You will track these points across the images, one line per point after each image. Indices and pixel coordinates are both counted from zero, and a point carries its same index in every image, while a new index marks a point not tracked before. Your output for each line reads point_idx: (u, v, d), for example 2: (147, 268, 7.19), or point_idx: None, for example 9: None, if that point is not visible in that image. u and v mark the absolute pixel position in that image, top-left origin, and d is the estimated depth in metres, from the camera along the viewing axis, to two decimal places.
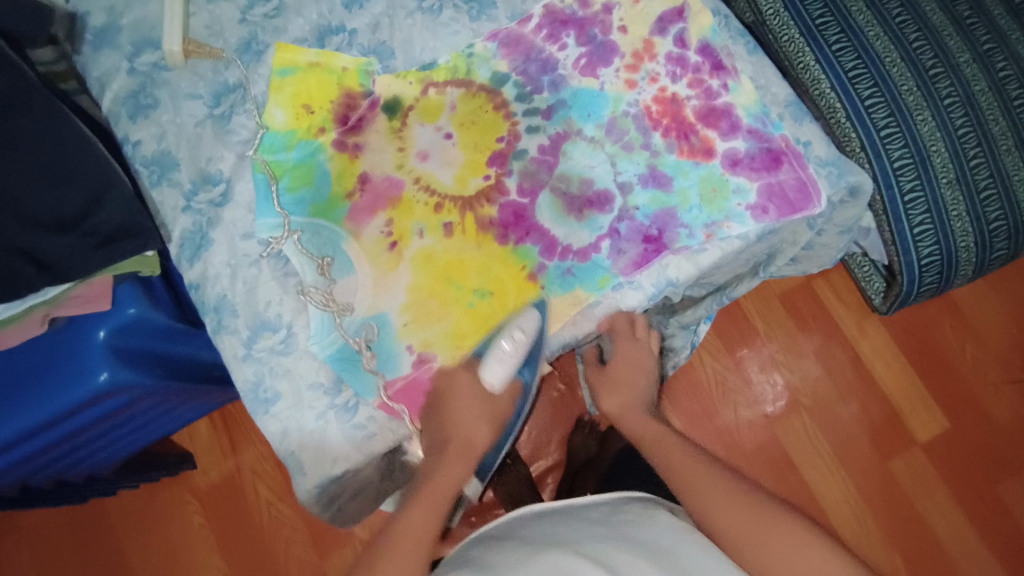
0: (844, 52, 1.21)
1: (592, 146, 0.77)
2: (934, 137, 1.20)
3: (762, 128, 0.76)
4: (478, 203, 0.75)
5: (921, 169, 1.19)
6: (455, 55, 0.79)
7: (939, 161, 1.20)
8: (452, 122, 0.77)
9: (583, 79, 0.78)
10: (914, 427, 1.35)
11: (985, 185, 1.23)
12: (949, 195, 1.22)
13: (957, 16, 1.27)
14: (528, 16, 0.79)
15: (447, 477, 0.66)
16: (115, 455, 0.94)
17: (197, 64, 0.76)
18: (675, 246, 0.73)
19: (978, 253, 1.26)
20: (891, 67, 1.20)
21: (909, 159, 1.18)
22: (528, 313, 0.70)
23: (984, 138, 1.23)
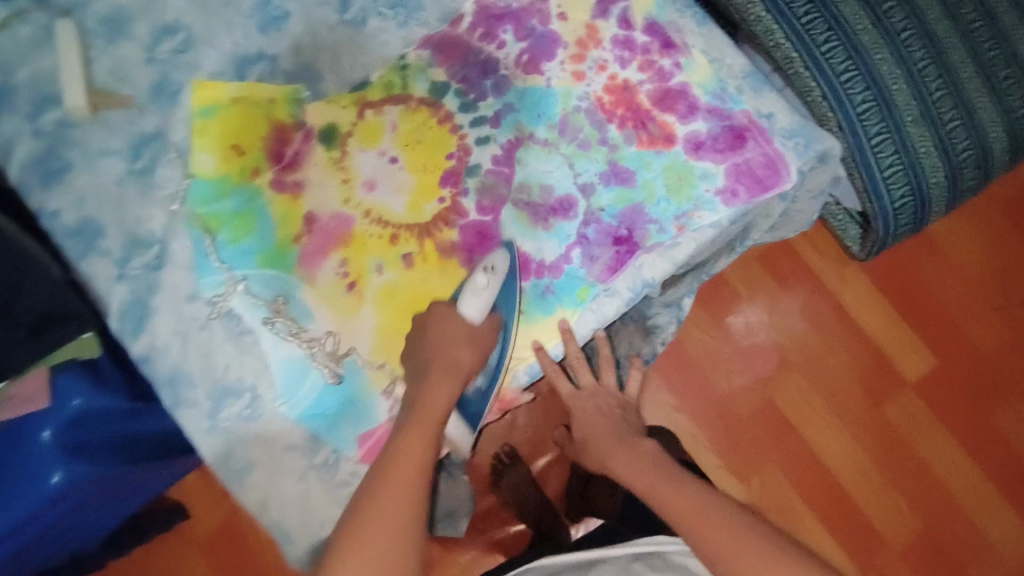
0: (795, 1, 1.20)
1: (547, 149, 0.72)
2: (894, 77, 1.20)
3: (721, 107, 0.72)
4: (437, 228, 0.70)
5: (883, 110, 1.19)
6: (388, 69, 0.73)
7: (901, 101, 1.20)
8: (396, 145, 0.71)
9: (528, 78, 0.73)
10: (902, 368, 1.36)
11: (947, 119, 1.23)
12: (914, 132, 1.21)
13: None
14: (459, 16, 0.74)
15: (437, 398, 0.62)
16: (96, 531, 0.89)
17: (107, 115, 0.70)
18: (646, 244, 0.69)
19: (948, 189, 1.26)
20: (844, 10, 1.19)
21: (871, 101, 1.18)
22: (498, 253, 0.68)
23: (942, 72, 1.22)
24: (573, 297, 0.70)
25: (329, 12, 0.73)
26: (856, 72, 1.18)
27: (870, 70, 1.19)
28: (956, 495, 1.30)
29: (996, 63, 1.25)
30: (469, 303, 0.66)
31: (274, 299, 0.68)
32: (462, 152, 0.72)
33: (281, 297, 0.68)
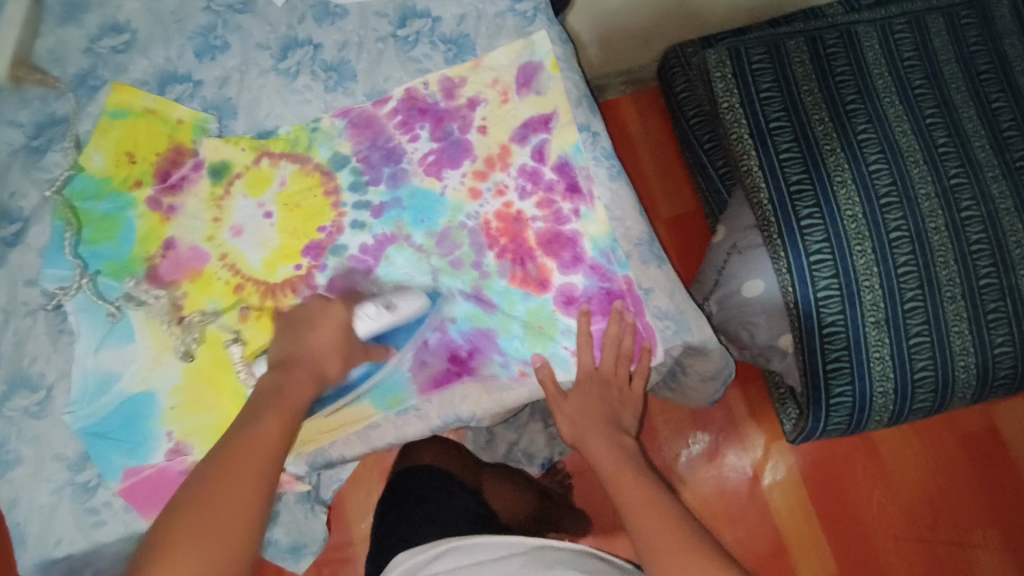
0: (792, 162, 1.11)
1: (418, 255, 0.74)
2: (868, 272, 1.07)
3: (605, 265, 0.72)
4: (282, 292, 0.72)
5: (845, 303, 1.07)
6: (298, 126, 0.74)
7: (868, 298, 1.07)
8: (276, 201, 0.73)
9: (426, 178, 0.74)
10: (798, 566, 1.28)
11: (917, 332, 1.08)
12: (875, 335, 1.08)
13: (928, 142, 1.11)
14: (385, 97, 0.75)
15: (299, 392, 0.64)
16: None
17: (28, 89, 0.72)
18: (483, 373, 0.70)
19: (897, 402, 1.13)
20: (838, 188, 1.09)
21: (834, 291, 1.07)
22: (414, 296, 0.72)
23: (928, 281, 1.08)
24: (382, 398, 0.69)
25: (266, 56, 0.74)
26: (829, 256, 1.07)
27: (844, 259, 1.07)
28: None
29: (1000, 290, 1.07)
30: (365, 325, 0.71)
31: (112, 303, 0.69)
32: (333, 229, 0.73)
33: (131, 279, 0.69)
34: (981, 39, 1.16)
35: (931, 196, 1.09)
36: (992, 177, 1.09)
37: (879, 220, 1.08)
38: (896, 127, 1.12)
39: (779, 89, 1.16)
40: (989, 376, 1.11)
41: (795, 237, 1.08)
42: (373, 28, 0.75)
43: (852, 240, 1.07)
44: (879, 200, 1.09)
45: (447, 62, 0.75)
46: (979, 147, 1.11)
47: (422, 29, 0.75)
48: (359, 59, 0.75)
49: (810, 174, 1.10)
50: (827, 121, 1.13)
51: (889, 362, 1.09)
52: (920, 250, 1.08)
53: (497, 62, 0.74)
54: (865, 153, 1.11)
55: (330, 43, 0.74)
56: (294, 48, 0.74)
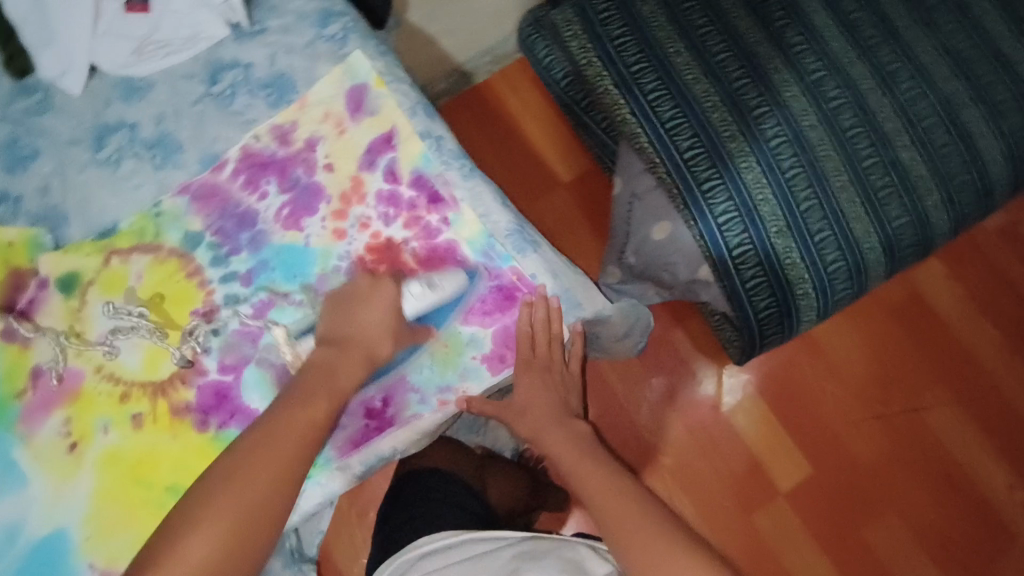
0: (661, 101, 1.12)
1: (300, 310, 0.70)
2: (759, 185, 1.08)
3: (490, 265, 0.71)
4: (172, 387, 0.67)
5: (746, 221, 1.08)
6: (140, 215, 0.69)
7: (766, 211, 1.08)
8: (138, 298, 0.68)
9: (287, 233, 0.71)
10: (776, 477, 1.30)
11: (820, 229, 1.10)
12: (784, 242, 1.09)
13: (784, 46, 1.13)
14: (222, 161, 0.71)
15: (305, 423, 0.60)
16: None
17: None
18: (404, 415, 0.69)
19: (820, 299, 1.15)
20: (711, 114, 1.10)
21: (733, 212, 1.08)
22: (455, 275, 0.69)
23: (817, 178, 1.10)
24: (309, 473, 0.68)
25: (81, 151, 0.70)
26: (719, 180, 1.08)
27: (734, 180, 1.08)
28: None
29: (883, 167, 1.11)
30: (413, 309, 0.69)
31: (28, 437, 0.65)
32: (202, 312, 0.69)
33: (109, 304, 0.67)
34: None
35: (798, 97, 1.11)
36: (848, 64, 1.13)
37: (757, 133, 1.10)
38: (750, 40, 1.14)
39: (632, 32, 1.16)
40: (897, 249, 1.15)
41: (682, 172, 1.09)
42: (184, 91, 0.71)
43: (737, 159, 1.09)
44: (752, 114, 1.10)
45: (271, 107, 0.72)
46: (831, 38, 1.14)
47: (236, 80, 0.72)
48: (181, 127, 0.71)
49: (681, 107, 1.11)
50: (684, 52, 1.14)
51: (803, 264, 1.11)
52: (802, 152, 1.10)
53: (322, 95, 0.72)
54: (728, 72, 1.12)
55: (145, 118, 0.70)
56: (110, 133, 0.70)
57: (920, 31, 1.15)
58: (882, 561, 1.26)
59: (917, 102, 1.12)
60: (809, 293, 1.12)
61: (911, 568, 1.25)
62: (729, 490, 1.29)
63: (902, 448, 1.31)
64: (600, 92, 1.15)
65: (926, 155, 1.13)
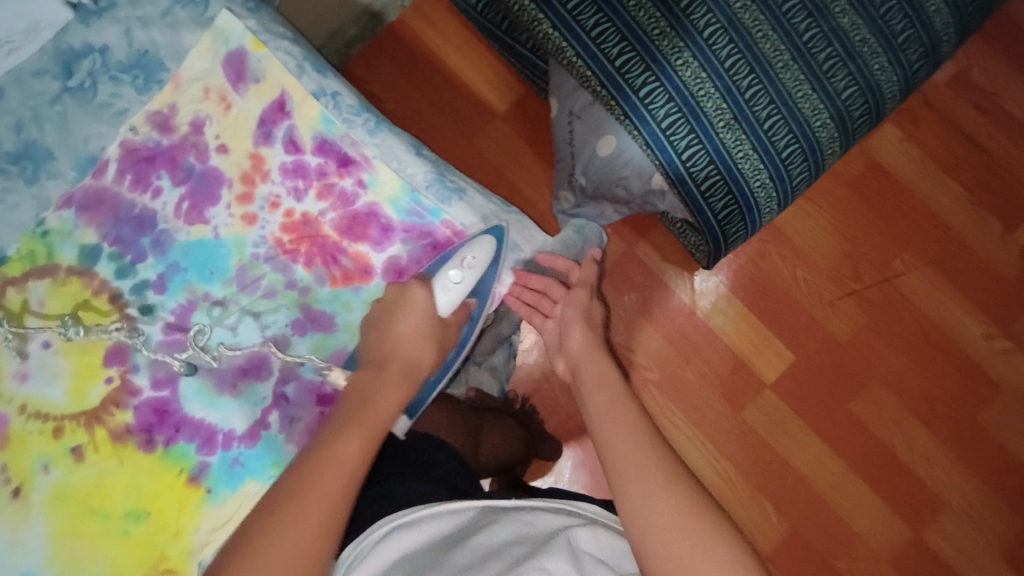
0: (582, 9, 1.04)
1: (226, 308, 0.65)
2: (698, 80, 1.02)
3: (418, 223, 0.67)
4: (106, 413, 0.62)
5: (690, 120, 1.02)
6: (26, 238, 0.64)
7: (710, 106, 1.03)
8: (47, 327, 0.63)
9: (192, 228, 0.65)
10: (760, 370, 1.30)
11: (768, 114, 1.05)
12: (733, 135, 1.04)
13: None
14: (104, 162, 0.65)
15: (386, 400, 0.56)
16: None
17: None
18: None
19: (778, 187, 1.11)
20: (638, 13, 1.02)
21: (675, 114, 1.02)
22: (483, 241, 0.64)
23: (757, 62, 1.04)
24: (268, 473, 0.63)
25: None
26: (656, 83, 1.02)
27: (672, 80, 1.01)
28: (823, 493, 1.26)
29: (823, 37, 1.06)
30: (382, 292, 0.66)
31: None
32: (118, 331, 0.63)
33: (71, 326, 0.62)
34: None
35: None
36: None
37: (688, 24, 1.02)
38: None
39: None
40: (850, 120, 1.10)
41: (616, 81, 1.02)
42: (37, 92, 0.64)
43: (672, 56, 1.01)
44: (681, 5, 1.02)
45: (140, 92, 0.66)
46: None
47: (94, 68, 0.64)
48: (45, 133, 0.64)
49: (605, 11, 1.03)
50: None
51: (756, 154, 1.06)
52: (737, 36, 1.03)
53: (197, 70, 0.67)
54: None
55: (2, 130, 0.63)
56: None
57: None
58: (873, 432, 1.28)
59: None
60: (767, 183, 1.08)
61: (901, 432, 1.28)
62: (719, 392, 1.29)
63: (879, 318, 1.31)
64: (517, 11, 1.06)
65: (865, 17, 1.07)
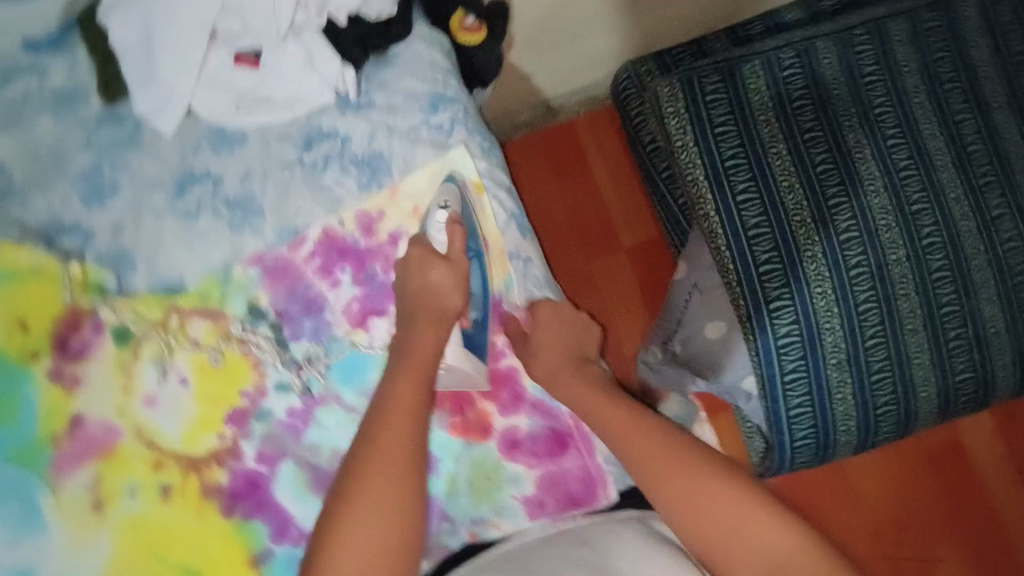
0: (750, 205, 0.98)
1: (350, 415, 0.66)
2: (828, 313, 0.95)
3: (547, 403, 0.67)
4: (206, 465, 0.65)
5: (808, 349, 0.95)
6: (207, 277, 0.67)
7: (828, 341, 0.95)
8: (190, 365, 0.66)
9: (351, 331, 0.68)
10: None
11: (879, 369, 0.97)
12: (841, 376, 0.97)
13: (890, 167, 0.98)
14: (301, 238, 0.68)
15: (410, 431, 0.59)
16: None
17: None
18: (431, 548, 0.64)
19: (861, 440, 1.01)
20: (798, 229, 0.97)
21: (796, 338, 0.95)
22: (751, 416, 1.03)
23: (890, 316, 0.96)
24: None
25: (161, 195, 0.68)
26: (789, 301, 0.95)
27: (805, 305, 0.95)
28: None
29: (962, 315, 0.97)
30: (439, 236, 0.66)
31: (60, 483, 0.62)
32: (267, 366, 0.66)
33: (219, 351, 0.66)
34: (946, 48, 1.04)
35: (891, 227, 0.96)
36: (953, 199, 0.98)
37: (839, 256, 0.96)
38: (856, 152, 0.99)
39: (734, 121, 1.02)
40: (958, 410, 1.03)
41: (753, 284, 0.96)
42: (276, 154, 0.69)
43: (814, 284, 0.95)
44: (840, 237, 0.96)
45: (361, 189, 0.69)
46: (941, 166, 0.99)
47: (331, 153, 0.69)
48: (265, 192, 0.68)
49: (769, 214, 0.98)
50: (784, 152, 0.99)
51: (854, 403, 0.98)
52: (882, 289, 0.96)
53: (416, 187, 0.69)
54: (825, 184, 0.98)
55: (231, 174, 0.68)
56: (192, 183, 0.68)
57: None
58: None
59: (1016, 257, 0.97)
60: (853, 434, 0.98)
61: None
62: None
63: None
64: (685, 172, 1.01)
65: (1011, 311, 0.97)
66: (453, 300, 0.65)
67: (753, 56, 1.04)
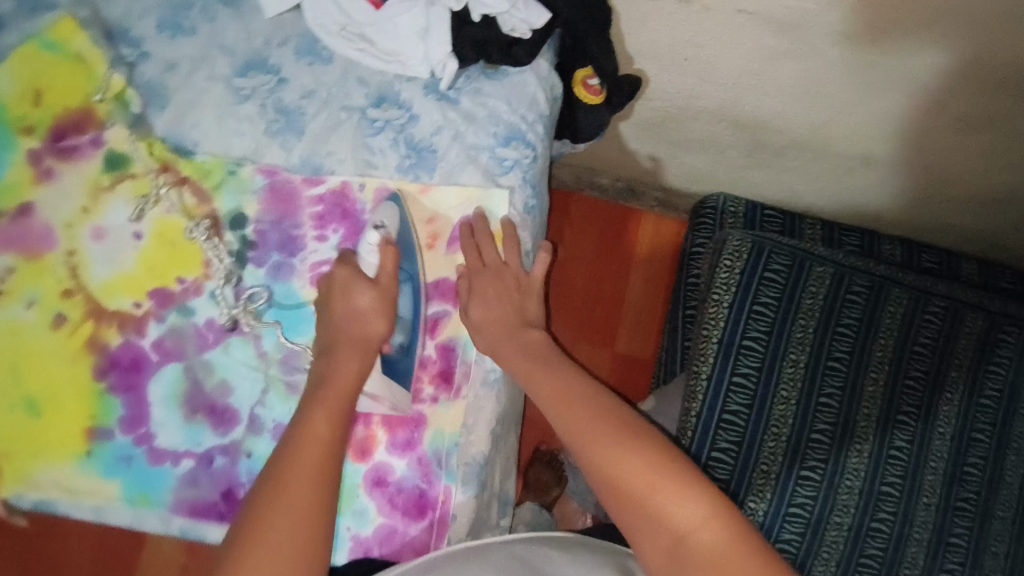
0: (740, 392, 0.99)
1: (257, 361, 0.64)
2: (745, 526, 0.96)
3: (433, 464, 0.63)
4: (106, 321, 0.63)
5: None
6: (217, 160, 0.66)
7: None
8: (151, 226, 0.64)
9: (307, 286, 0.65)
10: None
11: None
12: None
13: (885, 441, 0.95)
14: (319, 180, 0.66)
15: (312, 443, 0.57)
16: None
17: None
18: None
19: None
20: (767, 440, 0.97)
21: None
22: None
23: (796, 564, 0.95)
24: (131, 493, 0.62)
25: (224, 64, 0.67)
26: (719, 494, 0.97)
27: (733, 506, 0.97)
28: None
29: None
30: (368, 257, 0.63)
31: None
32: (217, 271, 0.64)
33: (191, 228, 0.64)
34: (1005, 363, 0.95)
35: (851, 493, 0.95)
36: (921, 501, 0.94)
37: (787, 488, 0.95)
38: (862, 406, 0.96)
39: (774, 309, 1.00)
40: None
41: (701, 451, 0.98)
42: (345, 92, 0.67)
43: (754, 491, 0.96)
44: (799, 471, 0.96)
45: (398, 169, 0.67)
46: (931, 470, 0.94)
47: (393, 121, 0.67)
48: (315, 118, 0.67)
49: (751, 412, 0.98)
50: (799, 367, 0.98)
51: None
52: (809, 536, 0.95)
53: (446, 199, 0.67)
54: (816, 419, 0.97)
55: (295, 85, 0.67)
56: (257, 70, 0.67)
57: (1013, 535, 0.92)
58: None
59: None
60: None
61: None
62: None
63: None
64: (704, 328, 1.01)
65: None
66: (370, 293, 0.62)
67: (831, 262, 1.01)
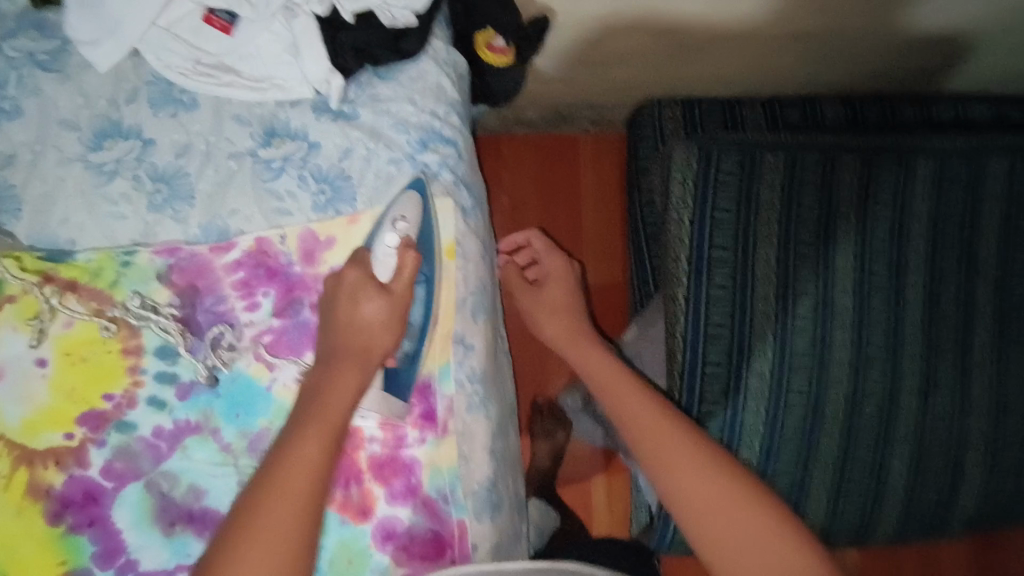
0: (719, 303, 0.85)
1: (223, 455, 0.59)
2: (753, 433, 0.84)
3: (440, 502, 0.61)
4: (42, 463, 0.56)
5: None
6: (103, 253, 0.57)
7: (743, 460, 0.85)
8: (54, 346, 0.57)
9: (254, 364, 0.59)
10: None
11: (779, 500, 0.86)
12: None
13: (874, 304, 0.84)
14: (229, 244, 0.59)
15: None
16: None
17: None
18: None
19: None
20: (755, 342, 0.84)
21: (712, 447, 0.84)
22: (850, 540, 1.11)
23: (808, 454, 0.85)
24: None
25: (73, 141, 0.57)
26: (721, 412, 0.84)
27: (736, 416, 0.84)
28: None
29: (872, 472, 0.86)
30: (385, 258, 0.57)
31: None
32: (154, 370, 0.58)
33: (137, 294, 0.57)
34: (960, 202, 0.86)
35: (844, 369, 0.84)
36: (907, 356, 0.85)
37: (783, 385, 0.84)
38: (837, 281, 0.84)
39: (738, 213, 0.86)
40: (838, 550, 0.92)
41: (692, 382, 0.85)
42: (226, 137, 0.59)
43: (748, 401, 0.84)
44: (793, 365, 0.84)
45: (315, 207, 0.60)
46: (932, 324, 0.85)
47: (293, 157, 0.59)
48: (202, 175, 0.58)
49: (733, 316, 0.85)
50: (774, 254, 0.85)
51: None
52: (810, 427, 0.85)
53: None
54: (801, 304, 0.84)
55: (165, 144, 0.58)
56: (114, 139, 0.58)
57: (991, 360, 0.86)
58: None
59: (941, 429, 0.86)
60: None
61: None
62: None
63: None
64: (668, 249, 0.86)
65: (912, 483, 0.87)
66: (383, 304, 0.56)
67: (780, 147, 0.86)
